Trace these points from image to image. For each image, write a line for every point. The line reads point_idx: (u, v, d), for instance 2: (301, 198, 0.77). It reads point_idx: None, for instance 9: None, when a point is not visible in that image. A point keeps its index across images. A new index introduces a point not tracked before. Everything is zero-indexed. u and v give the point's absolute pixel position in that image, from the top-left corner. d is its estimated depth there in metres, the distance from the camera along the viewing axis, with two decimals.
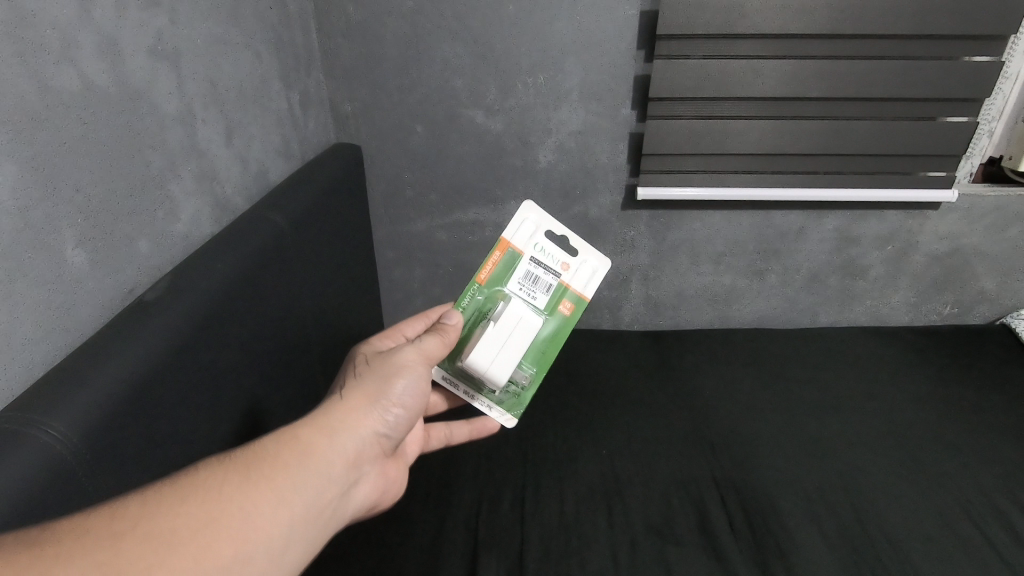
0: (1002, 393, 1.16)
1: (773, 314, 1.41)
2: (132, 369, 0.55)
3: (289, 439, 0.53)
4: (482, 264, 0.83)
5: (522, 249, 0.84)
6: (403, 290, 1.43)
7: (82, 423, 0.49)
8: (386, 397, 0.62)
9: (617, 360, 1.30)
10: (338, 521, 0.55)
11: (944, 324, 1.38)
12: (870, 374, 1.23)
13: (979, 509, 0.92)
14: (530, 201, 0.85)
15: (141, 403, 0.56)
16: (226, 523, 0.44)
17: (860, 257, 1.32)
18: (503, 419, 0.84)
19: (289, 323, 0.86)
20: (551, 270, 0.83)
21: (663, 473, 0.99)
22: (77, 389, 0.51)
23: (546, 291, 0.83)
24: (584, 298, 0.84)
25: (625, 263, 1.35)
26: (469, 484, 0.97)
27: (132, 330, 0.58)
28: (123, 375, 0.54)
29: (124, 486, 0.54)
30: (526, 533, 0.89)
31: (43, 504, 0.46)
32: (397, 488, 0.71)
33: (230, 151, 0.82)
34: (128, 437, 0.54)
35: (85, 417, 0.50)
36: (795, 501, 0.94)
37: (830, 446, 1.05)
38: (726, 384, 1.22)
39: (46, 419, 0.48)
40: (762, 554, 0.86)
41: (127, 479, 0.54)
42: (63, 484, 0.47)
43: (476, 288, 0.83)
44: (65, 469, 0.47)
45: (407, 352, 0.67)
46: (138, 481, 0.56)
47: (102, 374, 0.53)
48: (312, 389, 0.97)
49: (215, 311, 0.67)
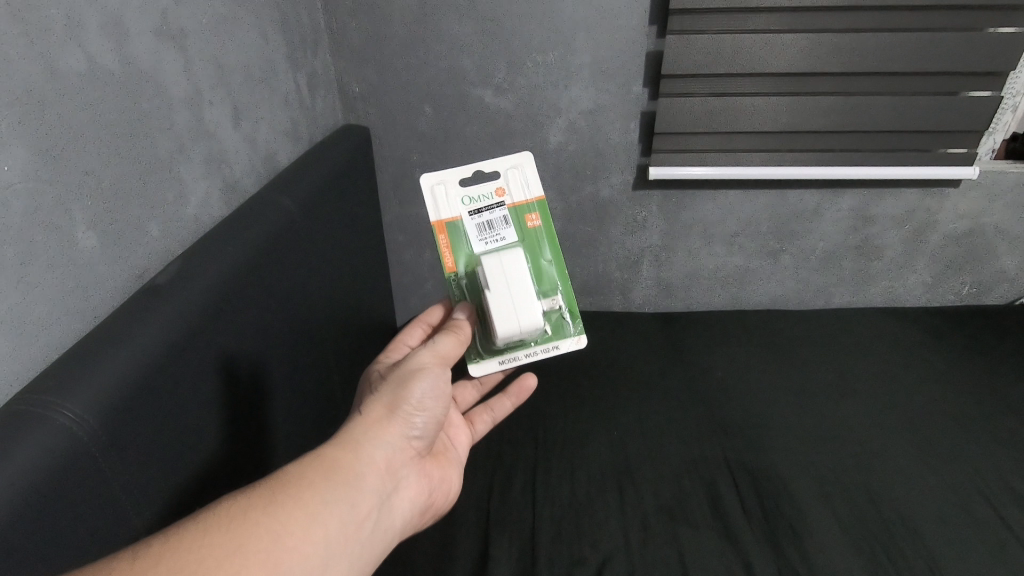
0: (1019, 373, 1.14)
1: (786, 295, 1.40)
2: (146, 351, 0.55)
3: (310, 462, 0.53)
4: (439, 255, 0.79)
5: (460, 211, 0.79)
6: (413, 272, 1.43)
7: (100, 405, 0.50)
8: (407, 403, 0.61)
9: (628, 343, 1.29)
10: (378, 532, 0.55)
11: (962, 304, 1.36)
12: (886, 355, 1.22)
13: (996, 492, 0.91)
14: (426, 173, 0.80)
15: (156, 385, 0.56)
16: (253, 547, 0.44)
17: (876, 237, 1.30)
18: (573, 345, 0.80)
19: (301, 305, 0.87)
20: (494, 201, 0.79)
21: (675, 455, 0.99)
22: (90, 375, 0.51)
23: (505, 223, 0.78)
24: (539, 199, 0.81)
25: (636, 245, 1.34)
26: (481, 467, 0.98)
27: (145, 314, 0.58)
28: (133, 360, 0.54)
29: (141, 467, 0.54)
30: (538, 515, 0.89)
31: (63, 484, 0.46)
32: (449, 488, 0.71)
33: (238, 135, 0.82)
34: (144, 420, 0.54)
35: (102, 398, 0.50)
36: (808, 484, 0.94)
37: (842, 428, 1.05)
38: (739, 364, 1.21)
39: (62, 401, 0.48)
40: (773, 537, 0.86)
41: (142, 467, 0.54)
42: (80, 466, 0.48)
43: (453, 276, 0.79)
44: (83, 451, 0.48)
45: (424, 354, 0.66)
46: (155, 463, 0.56)
47: (118, 356, 0.53)
48: (325, 373, 0.98)
49: (225, 297, 0.67)
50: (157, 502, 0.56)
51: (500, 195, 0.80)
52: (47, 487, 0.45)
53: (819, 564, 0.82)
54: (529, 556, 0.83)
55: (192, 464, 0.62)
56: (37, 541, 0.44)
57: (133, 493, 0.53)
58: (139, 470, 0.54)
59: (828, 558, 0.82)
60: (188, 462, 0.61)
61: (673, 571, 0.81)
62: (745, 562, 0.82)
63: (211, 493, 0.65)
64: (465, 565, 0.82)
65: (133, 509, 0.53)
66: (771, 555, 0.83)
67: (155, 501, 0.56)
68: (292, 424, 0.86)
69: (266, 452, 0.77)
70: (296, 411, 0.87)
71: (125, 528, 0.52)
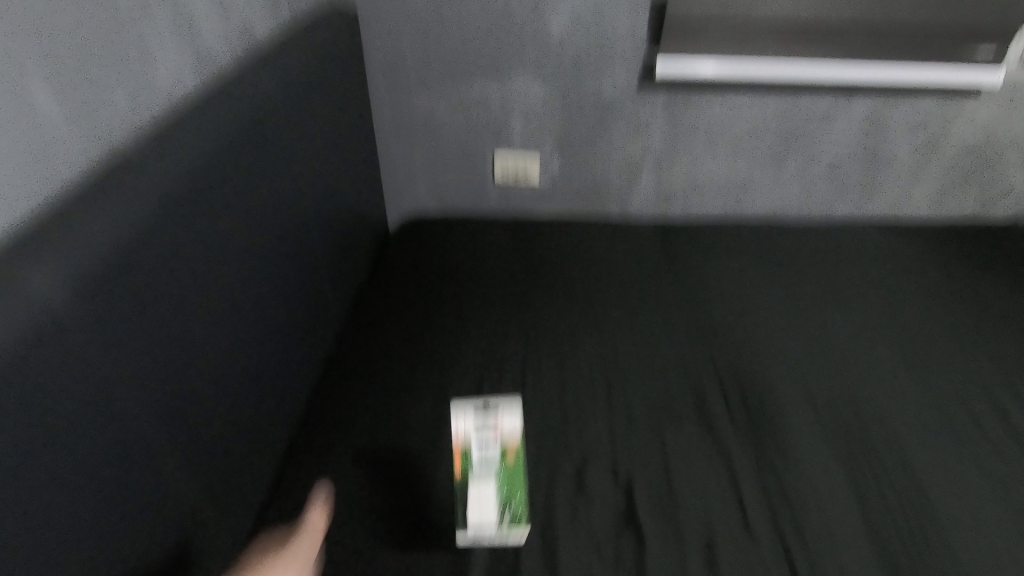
0: (1014, 289, 1.15)
1: (789, 206, 1.37)
2: (123, 228, 0.55)
3: None
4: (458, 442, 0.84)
5: (462, 417, 0.72)
6: (399, 176, 1.37)
7: (77, 278, 0.50)
8: None
9: (621, 250, 1.27)
10: None
11: (963, 222, 1.33)
12: (882, 268, 1.21)
13: (976, 400, 0.94)
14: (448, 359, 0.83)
15: (137, 259, 0.56)
16: None
17: (888, 144, 1.25)
18: None
19: (284, 196, 0.85)
20: (489, 433, 0.71)
21: (664, 360, 1.00)
22: (58, 249, 0.50)
23: None
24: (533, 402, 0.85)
25: (636, 147, 1.29)
26: (471, 365, 0.99)
27: (117, 193, 0.57)
28: (108, 238, 0.53)
29: (132, 337, 0.56)
30: (524, 408, 0.92)
31: (48, 346, 0.47)
32: None
33: (217, 5, 0.77)
34: (128, 293, 0.55)
35: (79, 270, 0.50)
36: (793, 388, 0.96)
37: (830, 335, 1.06)
38: (732, 273, 1.21)
39: (36, 270, 0.48)
40: (755, 432, 0.89)
41: (119, 340, 0.54)
42: (61, 331, 0.48)
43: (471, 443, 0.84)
44: (63, 318, 0.48)
45: None
46: (145, 335, 0.58)
47: (94, 232, 0.53)
48: (310, 265, 0.96)
49: (196, 177, 0.64)
50: (151, 372, 0.59)
51: (494, 427, 0.71)
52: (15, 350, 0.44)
53: (799, 459, 0.85)
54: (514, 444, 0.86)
55: (182, 340, 0.64)
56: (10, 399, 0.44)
57: (118, 360, 0.54)
58: (131, 340, 0.56)
59: (807, 454, 0.86)
60: (174, 334, 0.62)
61: (657, 466, 0.84)
62: (725, 455, 0.85)
63: (193, 373, 0.66)
64: (455, 453, 0.85)
65: (114, 382, 0.53)
66: (751, 448, 0.86)
67: (150, 372, 0.58)
68: (280, 313, 0.87)
69: (248, 337, 0.78)
70: (281, 300, 0.87)
71: (107, 397, 0.53)
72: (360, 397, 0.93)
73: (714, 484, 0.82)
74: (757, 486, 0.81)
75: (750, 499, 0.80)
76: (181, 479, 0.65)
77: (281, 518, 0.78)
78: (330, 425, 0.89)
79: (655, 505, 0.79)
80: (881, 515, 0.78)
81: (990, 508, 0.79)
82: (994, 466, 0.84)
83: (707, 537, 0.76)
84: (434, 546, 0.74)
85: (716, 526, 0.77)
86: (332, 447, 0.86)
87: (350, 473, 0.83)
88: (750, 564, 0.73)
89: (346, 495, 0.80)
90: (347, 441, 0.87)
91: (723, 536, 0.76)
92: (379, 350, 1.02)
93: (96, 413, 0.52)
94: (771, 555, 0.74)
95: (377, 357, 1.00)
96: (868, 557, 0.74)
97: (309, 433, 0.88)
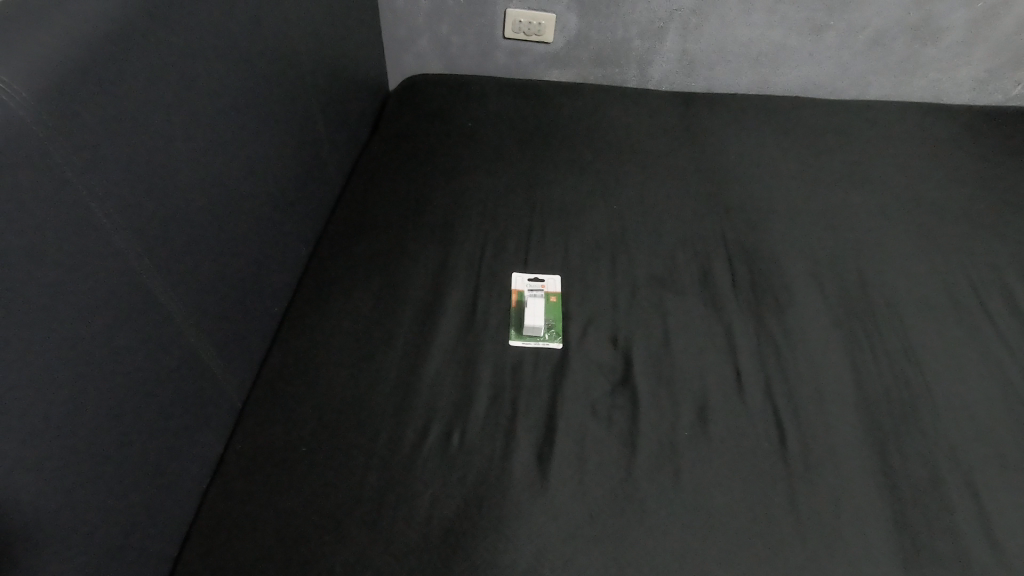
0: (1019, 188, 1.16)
1: (819, 81, 1.42)
2: (71, 39, 0.52)
3: None
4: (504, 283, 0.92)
5: (520, 281, 0.95)
6: (422, 37, 1.38)
7: (34, 77, 0.48)
8: None
9: (642, 120, 1.30)
10: None
11: (987, 115, 1.35)
12: (891, 158, 1.22)
13: (985, 283, 0.97)
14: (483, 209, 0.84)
15: (96, 74, 0.54)
16: None
17: (942, 14, 1.28)
18: None
19: (268, 40, 0.84)
20: (537, 288, 0.93)
21: (672, 233, 1.04)
22: (12, 51, 0.48)
23: None
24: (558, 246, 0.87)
25: (666, 7, 1.29)
26: (472, 230, 1.03)
27: (58, 9, 0.54)
28: (53, 50, 0.51)
29: (109, 158, 0.56)
30: (529, 269, 0.97)
31: (25, 148, 0.47)
32: None
33: None
34: (94, 110, 0.54)
35: (34, 72, 0.48)
36: (797, 257, 1.01)
37: (841, 210, 1.10)
38: (754, 143, 1.25)
39: None
40: (757, 298, 0.94)
41: (110, 161, 0.56)
42: (35, 137, 0.48)
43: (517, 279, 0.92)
44: (37, 122, 0.48)
45: None
46: (122, 162, 0.58)
47: (38, 42, 0.50)
48: (305, 115, 0.98)
49: (170, 5, 0.63)
50: (131, 202, 0.59)
51: (543, 284, 0.93)
52: (20, 153, 0.46)
53: (797, 326, 0.90)
54: (517, 302, 0.92)
55: (166, 173, 0.64)
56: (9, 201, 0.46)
57: (108, 183, 0.56)
58: (106, 162, 0.55)
59: (807, 321, 0.91)
60: (161, 169, 0.63)
61: (658, 333, 0.89)
62: (724, 321, 0.90)
63: (185, 209, 0.68)
64: (455, 309, 0.91)
65: (106, 202, 0.56)
66: (751, 310, 0.92)
67: (129, 202, 0.59)
68: (271, 164, 0.88)
69: (242, 182, 0.80)
70: (273, 151, 0.88)
71: (103, 216, 0.55)
72: (381, 254, 0.98)
73: (717, 355, 0.86)
74: (755, 355, 0.86)
75: (746, 363, 0.85)
76: (182, 307, 0.69)
77: (285, 350, 0.85)
78: (331, 273, 0.95)
79: (652, 365, 0.85)
80: (876, 382, 0.84)
81: (986, 384, 0.84)
82: (997, 349, 0.88)
83: (703, 401, 0.81)
84: (423, 382, 0.81)
85: (712, 396, 0.81)
86: (332, 291, 0.92)
87: (347, 315, 0.89)
88: (748, 423, 0.79)
89: (361, 370, 0.82)
90: (367, 289, 0.93)
91: (718, 392, 0.82)
92: (377, 208, 1.06)
93: (96, 231, 0.55)
94: (763, 412, 0.80)
95: (374, 214, 1.05)
96: (856, 418, 0.80)
97: (313, 279, 0.95)
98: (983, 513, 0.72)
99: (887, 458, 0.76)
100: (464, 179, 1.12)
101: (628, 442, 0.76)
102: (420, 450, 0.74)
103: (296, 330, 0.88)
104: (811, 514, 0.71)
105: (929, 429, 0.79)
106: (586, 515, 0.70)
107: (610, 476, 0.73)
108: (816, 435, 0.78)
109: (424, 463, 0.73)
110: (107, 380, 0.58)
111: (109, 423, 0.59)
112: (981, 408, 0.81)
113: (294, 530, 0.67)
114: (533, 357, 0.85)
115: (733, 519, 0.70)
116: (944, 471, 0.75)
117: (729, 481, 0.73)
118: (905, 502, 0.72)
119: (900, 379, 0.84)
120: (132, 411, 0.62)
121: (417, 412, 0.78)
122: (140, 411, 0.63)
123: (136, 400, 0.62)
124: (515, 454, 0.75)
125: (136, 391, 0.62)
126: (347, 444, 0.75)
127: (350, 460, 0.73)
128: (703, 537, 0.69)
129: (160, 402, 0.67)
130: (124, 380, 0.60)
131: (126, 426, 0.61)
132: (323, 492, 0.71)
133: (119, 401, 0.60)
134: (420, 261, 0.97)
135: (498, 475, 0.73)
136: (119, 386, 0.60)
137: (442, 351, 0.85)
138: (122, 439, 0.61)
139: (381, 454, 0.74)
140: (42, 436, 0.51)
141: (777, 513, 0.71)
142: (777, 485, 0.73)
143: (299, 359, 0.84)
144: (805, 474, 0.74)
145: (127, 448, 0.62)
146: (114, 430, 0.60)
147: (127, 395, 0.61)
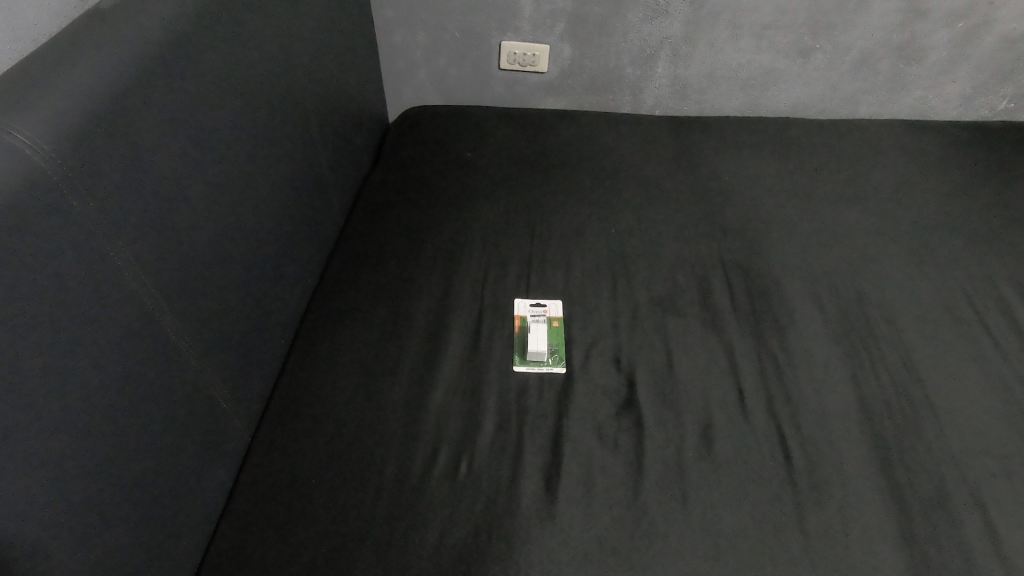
0: (1009, 201, 1.18)
1: (808, 102, 1.45)
2: (89, 99, 0.55)
3: None
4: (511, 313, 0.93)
5: (522, 306, 0.96)
6: (420, 69, 1.42)
7: (53, 134, 0.51)
8: None
9: (636, 144, 1.33)
10: None
11: (975, 129, 1.38)
12: (882, 175, 1.25)
13: (983, 297, 0.98)
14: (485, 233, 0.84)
15: (112, 131, 0.56)
16: None
17: (926, 34, 1.31)
18: None
19: (272, 84, 0.87)
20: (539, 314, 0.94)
21: (671, 255, 1.06)
22: (30, 111, 0.51)
23: None
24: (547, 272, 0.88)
25: (656, 35, 1.33)
26: (474, 257, 1.05)
27: (74, 68, 0.56)
28: (72, 109, 0.53)
29: (124, 207, 0.58)
30: (531, 294, 0.98)
31: (48, 202, 0.50)
32: None
33: None
34: (111, 162, 0.56)
35: (53, 130, 0.51)
36: (796, 277, 1.02)
37: (836, 228, 1.11)
38: (747, 164, 1.27)
39: (13, 126, 0.49)
40: (756, 318, 0.95)
41: (124, 209, 0.58)
42: (56, 191, 0.50)
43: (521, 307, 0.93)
44: (59, 175, 0.51)
45: None
46: (136, 208, 0.60)
47: (61, 103, 0.53)
48: (308, 149, 1.01)
49: (179, 57, 0.66)
50: (145, 248, 0.61)
51: (544, 309, 0.95)
52: (42, 206, 0.49)
53: (796, 344, 0.91)
54: (519, 326, 0.93)
55: (178, 218, 0.66)
56: (26, 247, 0.48)
57: (123, 231, 0.58)
58: (122, 211, 0.58)
59: (805, 338, 0.92)
60: (172, 212, 0.65)
61: (660, 354, 0.90)
62: (723, 341, 0.92)
63: (194, 244, 0.70)
64: (460, 336, 0.92)
65: (118, 243, 0.58)
66: (751, 329, 0.93)
67: (143, 247, 0.61)
68: (276, 199, 0.90)
69: (248, 218, 0.82)
70: (278, 189, 0.91)
71: (115, 256, 0.57)
72: (383, 286, 0.99)
73: (720, 375, 0.87)
74: (758, 376, 0.87)
75: (749, 383, 0.86)
76: (193, 343, 0.71)
77: (295, 381, 0.86)
78: (336, 304, 0.97)
79: (657, 387, 0.86)
80: (879, 398, 0.84)
81: (989, 399, 0.84)
82: (997, 363, 0.89)
83: (708, 421, 0.81)
84: (430, 410, 0.82)
85: (716, 416, 0.82)
86: (337, 323, 0.94)
87: (355, 345, 0.90)
88: (754, 443, 0.79)
89: (367, 401, 0.83)
90: (371, 320, 0.94)
91: (722, 410, 0.83)
92: (380, 238, 1.08)
93: (112, 272, 0.57)
94: (768, 430, 0.80)
95: (377, 245, 1.07)
96: (861, 434, 0.80)
97: (320, 312, 0.96)
98: (992, 526, 0.72)
99: (893, 473, 0.76)
100: (465, 207, 1.14)
101: (634, 464, 0.77)
102: (429, 478, 0.75)
103: (304, 362, 0.89)
104: (820, 529, 0.71)
105: (934, 442, 0.79)
106: (596, 540, 0.70)
107: (619, 498, 0.74)
108: (823, 452, 0.78)
109: (433, 491, 0.74)
110: (121, 419, 0.59)
111: (123, 462, 0.60)
112: (983, 421, 0.82)
113: (307, 560, 0.68)
114: (538, 381, 0.86)
115: (742, 539, 0.70)
116: (949, 486, 0.75)
117: (735, 500, 0.74)
118: (914, 515, 0.72)
119: (903, 396, 0.85)
120: (144, 448, 0.63)
121: (425, 439, 0.79)
122: (154, 449, 0.64)
123: (149, 433, 0.63)
124: (523, 478, 0.75)
125: (151, 429, 0.64)
126: (359, 472, 0.75)
127: (360, 489, 0.74)
128: (713, 559, 0.69)
129: (173, 435, 0.68)
130: (138, 418, 0.61)
131: (139, 465, 0.62)
132: (336, 526, 0.71)
133: (133, 435, 0.61)
134: (425, 291, 0.99)
135: (507, 500, 0.73)
136: (134, 424, 0.61)
137: (448, 378, 0.86)
138: (137, 475, 0.62)
139: (392, 485, 0.74)
140: (61, 474, 0.52)
141: (786, 531, 0.71)
142: (786, 502, 0.73)
143: (308, 389, 0.85)
144: (814, 490, 0.75)
145: (143, 486, 0.63)
146: (129, 466, 0.60)
147: (142, 433, 0.62)
